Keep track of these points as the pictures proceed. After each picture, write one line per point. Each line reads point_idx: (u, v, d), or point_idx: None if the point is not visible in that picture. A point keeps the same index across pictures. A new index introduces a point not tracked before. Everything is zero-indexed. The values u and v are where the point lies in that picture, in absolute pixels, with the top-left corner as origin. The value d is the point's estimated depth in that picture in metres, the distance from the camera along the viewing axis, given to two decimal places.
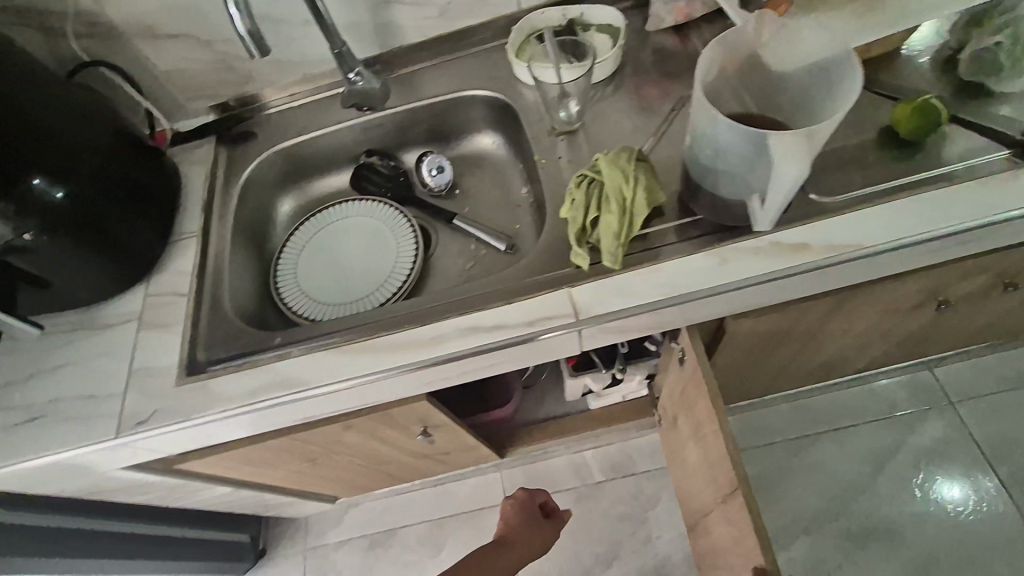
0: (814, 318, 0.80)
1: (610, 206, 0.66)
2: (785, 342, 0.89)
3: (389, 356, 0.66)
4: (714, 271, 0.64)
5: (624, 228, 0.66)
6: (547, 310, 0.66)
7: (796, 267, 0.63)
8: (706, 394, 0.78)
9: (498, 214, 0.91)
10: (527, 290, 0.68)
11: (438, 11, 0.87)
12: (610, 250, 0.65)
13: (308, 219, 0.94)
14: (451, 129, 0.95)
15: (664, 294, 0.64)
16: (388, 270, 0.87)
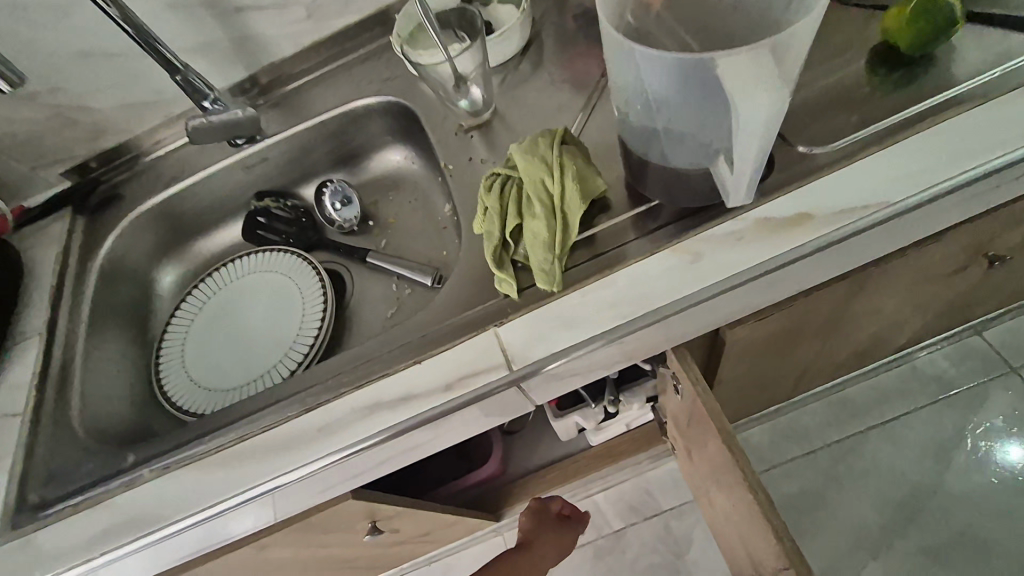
0: (836, 306, 0.62)
1: (535, 208, 0.50)
2: (805, 339, 0.70)
3: (269, 462, 0.49)
4: (688, 274, 0.46)
5: (557, 233, 0.49)
6: (472, 363, 0.48)
7: (798, 249, 0.45)
8: (713, 429, 0.59)
9: (421, 242, 0.73)
10: (443, 339, 0.50)
11: (304, 12, 0.72)
12: (543, 268, 0.48)
13: (197, 286, 0.77)
14: (353, 150, 0.79)
15: (624, 317, 0.46)
16: (294, 336, 0.69)
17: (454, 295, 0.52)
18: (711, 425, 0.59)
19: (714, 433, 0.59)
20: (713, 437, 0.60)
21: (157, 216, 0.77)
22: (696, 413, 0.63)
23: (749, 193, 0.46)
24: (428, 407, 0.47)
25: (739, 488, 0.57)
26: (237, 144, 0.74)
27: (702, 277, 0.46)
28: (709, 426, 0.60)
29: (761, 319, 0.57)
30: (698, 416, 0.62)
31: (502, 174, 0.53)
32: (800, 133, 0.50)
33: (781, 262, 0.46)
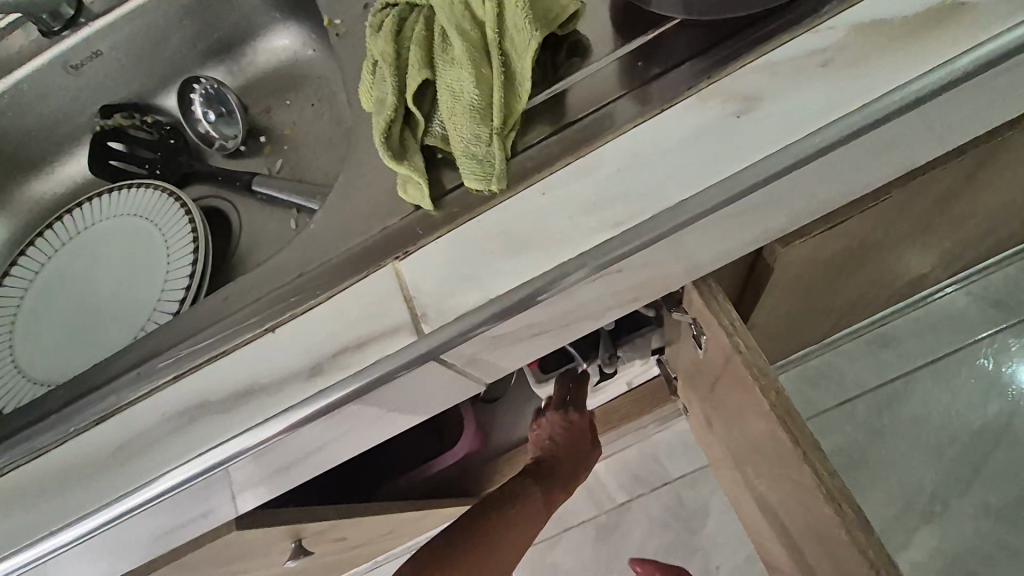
0: (930, 203, 0.42)
1: (452, 52, 0.30)
2: (870, 259, 0.51)
3: (85, 491, 0.33)
4: (712, 143, 0.29)
5: (491, 90, 0.29)
6: (357, 320, 0.30)
7: (898, 88, 0.27)
8: (748, 403, 0.38)
9: (329, 158, 0.52)
10: (310, 285, 0.32)
11: None
12: (470, 155, 0.29)
13: (34, 242, 0.56)
14: (226, 37, 0.56)
15: (607, 224, 0.28)
16: (153, 302, 0.49)
17: (341, 222, 0.33)
18: (744, 397, 0.38)
19: (749, 409, 0.39)
20: (746, 413, 0.39)
21: None
22: (723, 378, 0.42)
23: None
24: (293, 409, 0.30)
25: (788, 489, 0.38)
26: (55, 33, 0.52)
27: (729, 155, 0.28)
28: (740, 399, 0.39)
29: (823, 229, 0.37)
30: (724, 382, 0.42)
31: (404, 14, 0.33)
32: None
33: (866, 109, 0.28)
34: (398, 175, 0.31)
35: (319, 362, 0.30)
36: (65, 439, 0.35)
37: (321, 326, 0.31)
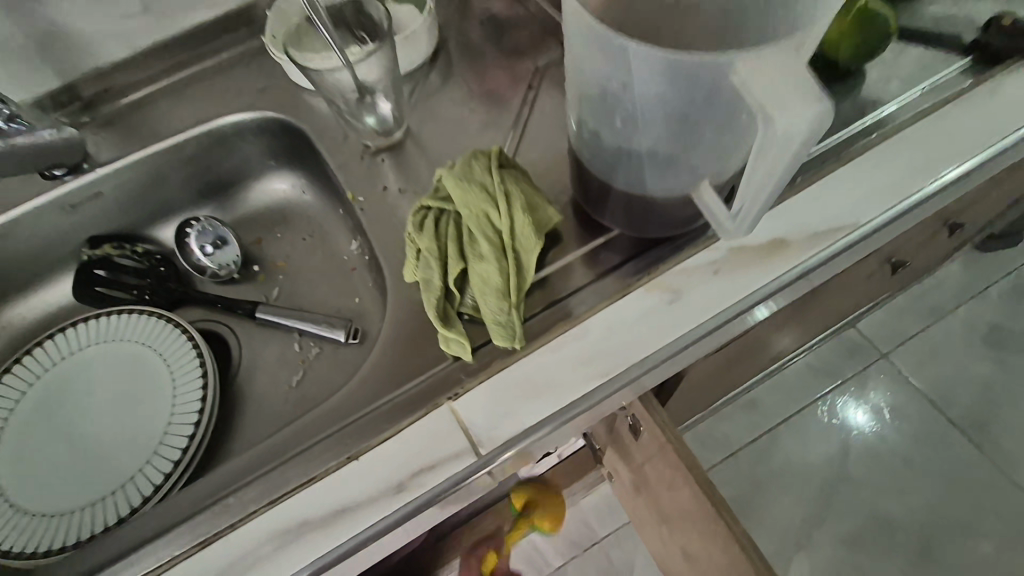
0: (773, 326, 0.65)
1: (479, 252, 0.41)
2: (740, 361, 0.73)
3: None
4: (662, 311, 0.40)
5: (507, 278, 0.40)
6: (432, 451, 0.37)
7: (789, 276, 0.40)
8: (682, 473, 0.57)
9: (330, 285, 0.61)
10: (405, 406, 0.40)
11: (139, 3, 0.56)
12: (498, 322, 0.40)
13: (15, 366, 0.57)
14: (223, 180, 0.63)
15: (627, 357, 0.39)
16: (142, 462, 0.52)
17: (392, 338, 0.44)
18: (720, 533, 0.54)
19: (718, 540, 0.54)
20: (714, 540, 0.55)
21: None
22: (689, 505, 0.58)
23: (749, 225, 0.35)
24: (457, 471, 0.36)
25: (707, 530, 0.56)
26: (56, 176, 0.56)
27: (696, 314, 0.40)
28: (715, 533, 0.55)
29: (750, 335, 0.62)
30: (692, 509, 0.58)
31: (431, 207, 0.44)
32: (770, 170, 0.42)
33: (769, 291, 0.41)
34: (432, 316, 0.40)
35: (476, 441, 0.37)
36: (180, 557, 0.36)
37: (429, 440, 0.37)
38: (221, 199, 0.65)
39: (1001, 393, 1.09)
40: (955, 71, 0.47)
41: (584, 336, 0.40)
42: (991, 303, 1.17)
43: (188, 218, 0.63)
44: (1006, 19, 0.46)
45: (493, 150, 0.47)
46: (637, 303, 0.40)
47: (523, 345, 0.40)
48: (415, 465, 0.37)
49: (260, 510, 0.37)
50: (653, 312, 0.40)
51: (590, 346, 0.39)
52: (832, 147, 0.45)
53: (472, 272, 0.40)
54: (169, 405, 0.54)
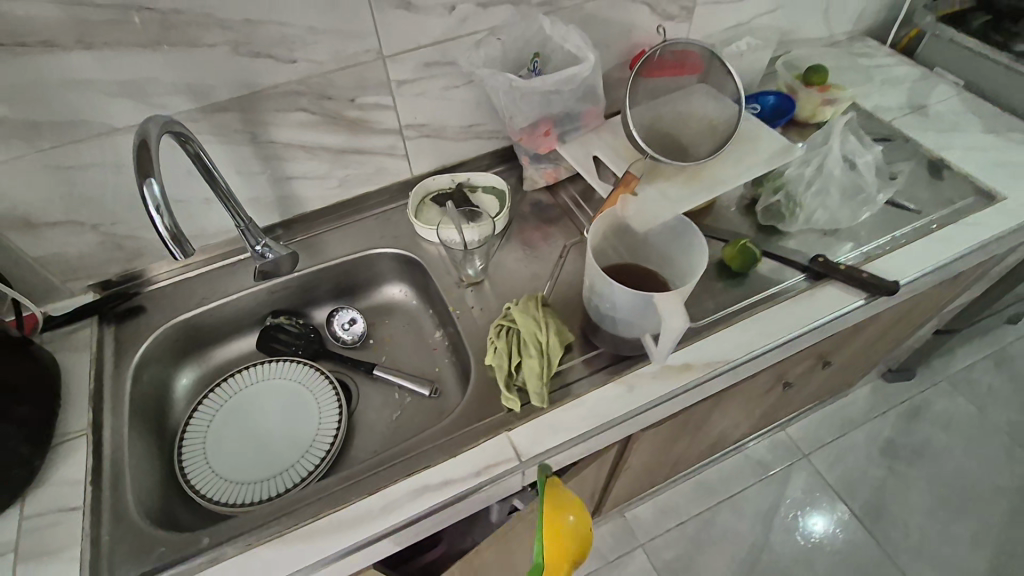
0: (701, 415, 0.98)
1: (529, 351, 0.75)
2: (681, 438, 1.05)
3: (364, 525, 0.65)
4: (623, 396, 0.74)
5: (544, 367, 0.75)
6: (493, 457, 0.70)
7: (691, 384, 0.75)
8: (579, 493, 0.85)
9: (419, 357, 0.95)
10: (480, 432, 0.72)
11: (338, 181, 0.95)
12: (537, 392, 0.73)
13: (215, 388, 0.88)
14: (359, 284, 1.00)
15: (602, 418, 0.72)
16: (296, 459, 0.83)
17: (475, 394, 0.77)
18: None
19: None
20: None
21: (178, 330, 0.88)
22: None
23: (665, 355, 0.66)
24: (507, 468, 0.69)
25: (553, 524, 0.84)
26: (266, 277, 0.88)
27: (641, 400, 0.74)
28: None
29: (684, 418, 0.94)
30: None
31: (504, 324, 0.79)
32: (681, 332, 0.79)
33: (679, 392, 0.75)
34: (500, 384, 0.74)
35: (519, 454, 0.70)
36: (355, 500, 0.67)
37: (494, 450, 0.70)
38: (354, 294, 1.01)
39: (891, 493, 1.40)
40: (797, 280, 0.85)
41: (581, 404, 0.74)
42: (889, 422, 1.51)
43: (332, 304, 1.00)
44: (821, 258, 0.84)
45: (537, 294, 0.84)
46: (609, 390, 0.75)
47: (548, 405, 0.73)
48: (485, 463, 0.69)
49: (402, 478, 0.69)
50: (618, 397, 0.74)
51: (584, 410, 0.73)
52: (724, 315, 0.81)
53: (525, 362, 0.74)
54: (316, 426, 0.86)
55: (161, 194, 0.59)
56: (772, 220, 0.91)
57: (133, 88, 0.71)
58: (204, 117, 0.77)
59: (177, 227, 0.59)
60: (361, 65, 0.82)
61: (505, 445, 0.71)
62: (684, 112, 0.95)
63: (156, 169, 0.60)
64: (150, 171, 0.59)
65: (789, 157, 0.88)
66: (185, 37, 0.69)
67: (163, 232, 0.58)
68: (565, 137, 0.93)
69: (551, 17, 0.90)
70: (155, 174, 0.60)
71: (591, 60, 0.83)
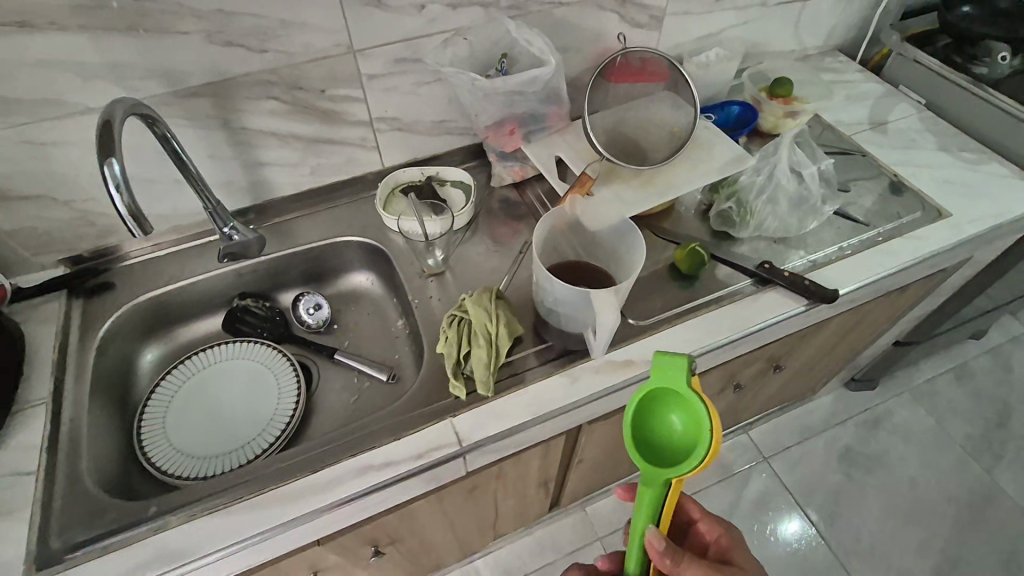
0: None
1: (479, 341, 0.79)
2: None
3: (306, 500, 0.68)
4: (566, 388, 0.77)
5: (491, 357, 0.78)
6: (435, 440, 0.73)
7: (632, 380, 0.78)
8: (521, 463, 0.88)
9: (380, 344, 0.98)
10: (426, 416, 0.75)
11: (309, 169, 0.98)
12: (483, 380, 0.77)
13: (178, 365, 0.91)
14: (327, 271, 1.03)
15: (544, 408, 0.75)
16: (252, 436, 0.85)
17: (425, 380, 0.80)
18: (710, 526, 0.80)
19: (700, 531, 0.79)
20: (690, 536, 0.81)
21: (145, 308, 0.91)
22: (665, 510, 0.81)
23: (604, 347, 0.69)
24: (448, 452, 0.72)
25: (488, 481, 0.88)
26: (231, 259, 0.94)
27: (583, 393, 0.77)
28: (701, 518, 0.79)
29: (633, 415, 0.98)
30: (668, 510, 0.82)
31: (457, 314, 0.82)
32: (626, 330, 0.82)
33: (621, 386, 0.78)
34: (447, 371, 0.78)
35: (461, 439, 0.73)
36: (300, 476, 0.70)
37: (437, 434, 0.73)
38: (322, 280, 1.04)
39: (844, 498, 1.44)
40: (745, 284, 0.88)
41: (525, 394, 0.77)
42: (848, 430, 1.55)
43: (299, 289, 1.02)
44: (768, 264, 0.88)
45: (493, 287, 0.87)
46: (554, 382, 0.78)
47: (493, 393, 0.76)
48: (427, 446, 0.72)
49: (348, 456, 0.72)
50: (561, 389, 0.77)
51: (527, 399, 0.76)
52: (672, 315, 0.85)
53: (473, 352, 0.77)
54: (275, 405, 0.89)
55: (121, 173, 0.62)
56: (723, 225, 0.95)
57: (105, 70, 0.73)
58: (176, 101, 0.80)
59: (136, 206, 0.62)
60: (333, 58, 0.84)
61: (448, 430, 0.74)
62: (647, 117, 1.00)
63: (118, 149, 0.63)
64: (112, 151, 0.62)
65: (741, 166, 0.92)
66: (157, 24, 0.72)
67: (121, 209, 0.61)
68: (530, 137, 0.96)
69: (521, 19, 0.93)
70: (116, 154, 0.62)
71: (551, 63, 0.86)
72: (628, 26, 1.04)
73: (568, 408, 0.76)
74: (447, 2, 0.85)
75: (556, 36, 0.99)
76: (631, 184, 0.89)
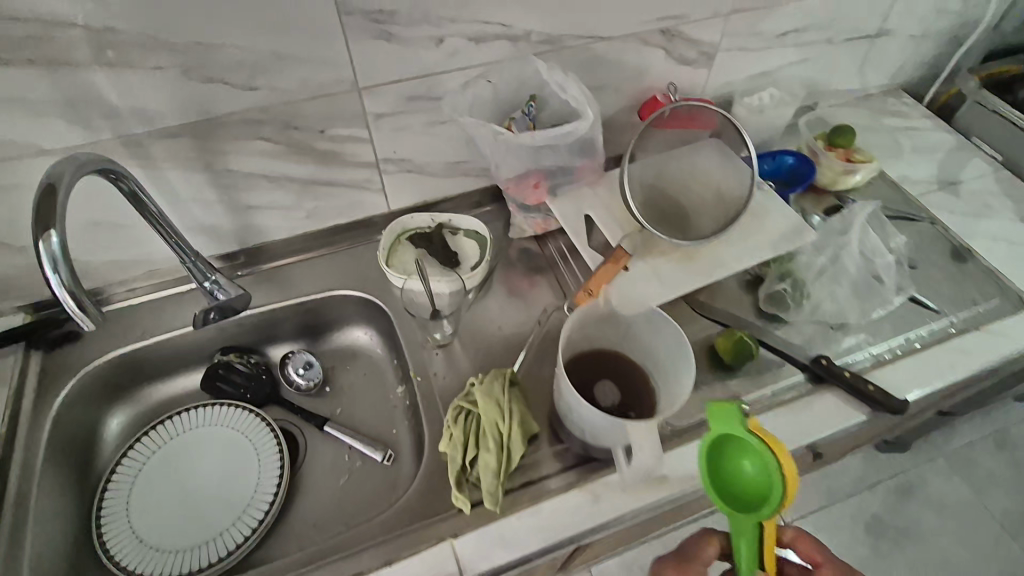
0: None
1: (488, 444, 0.68)
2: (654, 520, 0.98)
3: None
4: (587, 509, 0.66)
5: (502, 464, 0.67)
6: (431, 569, 0.62)
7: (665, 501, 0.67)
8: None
9: (376, 415, 0.87)
10: (424, 534, 0.64)
11: (305, 213, 0.86)
12: (490, 492, 0.66)
13: (148, 432, 0.80)
14: (322, 325, 0.92)
15: (561, 533, 0.64)
16: (226, 525, 0.75)
17: (424, 484, 0.69)
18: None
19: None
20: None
21: (113, 366, 0.80)
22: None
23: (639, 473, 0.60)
24: None
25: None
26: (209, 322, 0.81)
27: (607, 515, 0.65)
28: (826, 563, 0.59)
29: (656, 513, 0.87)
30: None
31: (464, 407, 0.71)
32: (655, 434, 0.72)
33: (652, 507, 0.67)
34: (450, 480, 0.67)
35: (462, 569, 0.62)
36: None
37: (434, 561, 0.62)
38: (316, 335, 0.93)
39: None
40: (797, 382, 0.78)
41: (539, 512, 0.66)
42: (878, 499, 1.43)
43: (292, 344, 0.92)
44: (824, 360, 0.77)
45: (507, 369, 0.76)
46: (573, 499, 0.66)
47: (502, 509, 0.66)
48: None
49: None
50: (581, 509, 0.66)
51: (542, 519, 0.65)
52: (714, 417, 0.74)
53: (481, 458, 0.67)
54: (254, 487, 0.78)
55: (59, 247, 0.51)
56: (772, 307, 0.84)
57: (62, 109, 0.61)
58: (148, 143, 0.68)
59: (76, 288, 0.51)
60: (335, 95, 0.72)
61: (447, 556, 0.63)
62: (696, 166, 0.86)
63: (60, 218, 0.51)
64: (51, 221, 0.51)
65: (798, 242, 0.81)
66: (124, 57, 0.60)
67: (56, 294, 0.50)
68: (557, 191, 0.84)
69: (553, 56, 0.80)
70: (57, 224, 0.51)
71: (589, 117, 0.73)
72: (673, 64, 0.91)
73: (589, 533, 0.65)
74: (470, 36, 0.73)
75: (592, 74, 0.86)
76: (671, 258, 0.78)
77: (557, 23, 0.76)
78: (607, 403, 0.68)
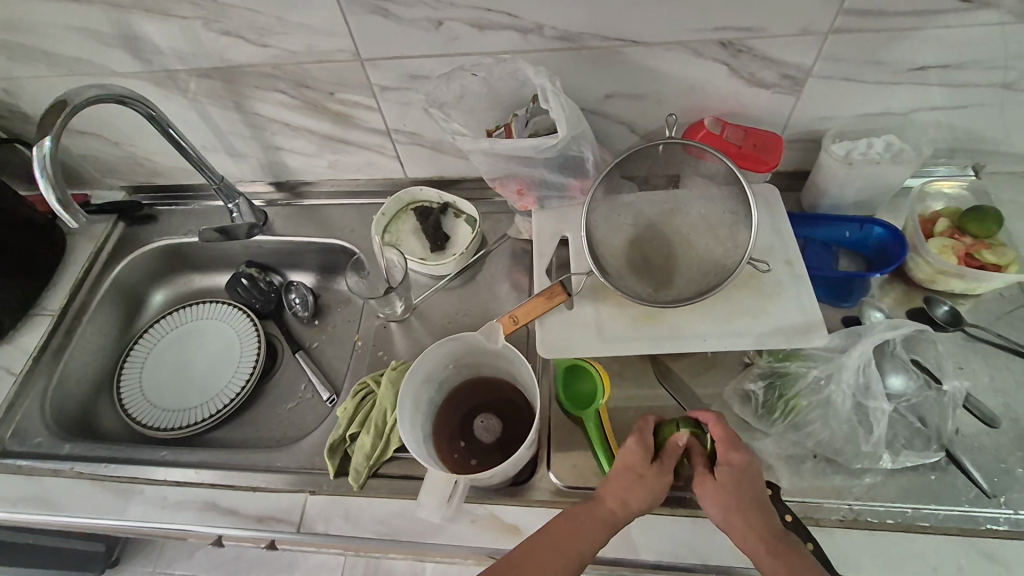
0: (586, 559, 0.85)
1: (370, 427, 0.71)
2: None
3: (155, 509, 0.71)
4: (427, 526, 0.66)
5: (376, 450, 0.70)
6: (278, 511, 0.70)
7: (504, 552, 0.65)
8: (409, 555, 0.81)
9: (341, 361, 0.94)
10: (288, 483, 0.72)
11: (328, 163, 0.93)
12: (355, 469, 0.69)
13: (177, 309, 1.00)
14: (334, 266, 1.00)
15: (392, 536, 0.66)
16: (197, 402, 0.91)
17: (313, 438, 0.75)
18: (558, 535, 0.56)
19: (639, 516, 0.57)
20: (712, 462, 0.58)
21: (166, 251, 0.99)
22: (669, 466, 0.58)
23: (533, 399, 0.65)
24: (282, 532, 0.68)
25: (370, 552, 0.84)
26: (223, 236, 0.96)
27: (444, 537, 0.66)
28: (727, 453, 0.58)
29: None
30: (660, 471, 0.58)
31: (369, 386, 0.76)
32: (535, 483, 0.68)
33: (489, 552, 0.66)
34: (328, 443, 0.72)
35: (306, 522, 0.68)
36: (163, 481, 0.73)
37: (284, 506, 0.70)
38: (327, 272, 1.02)
39: None
40: None
41: (387, 508, 0.68)
42: None
43: (314, 275, 1.02)
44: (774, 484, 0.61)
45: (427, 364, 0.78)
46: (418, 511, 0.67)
47: (359, 486, 0.69)
48: (271, 515, 0.69)
49: (203, 485, 0.72)
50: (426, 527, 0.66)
51: (385, 517, 0.67)
52: None
53: (359, 438, 0.70)
54: (225, 382, 0.93)
55: (50, 151, 0.62)
56: (739, 406, 0.70)
57: (118, 41, 0.73)
58: (186, 79, 0.79)
59: (58, 187, 0.63)
60: (339, 63, 0.74)
61: (294, 511, 0.69)
62: (714, 217, 0.71)
63: (56, 129, 0.63)
64: (48, 130, 0.63)
65: (799, 342, 0.65)
66: (154, 4, 0.69)
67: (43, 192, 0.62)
68: (544, 202, 0.77)
69: (572, 54, 0.71)
70: (53, 132, 0.63)
71: (558, 136, 0.65)
72: (740, 83, 0.74)
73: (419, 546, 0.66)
74: (470, 22, 0.68)
75: (625, 80, 0.74)
76: (623, 313, 0.69)
77: (574, 18, 0.67)
78: (480, 443, 0.65)
